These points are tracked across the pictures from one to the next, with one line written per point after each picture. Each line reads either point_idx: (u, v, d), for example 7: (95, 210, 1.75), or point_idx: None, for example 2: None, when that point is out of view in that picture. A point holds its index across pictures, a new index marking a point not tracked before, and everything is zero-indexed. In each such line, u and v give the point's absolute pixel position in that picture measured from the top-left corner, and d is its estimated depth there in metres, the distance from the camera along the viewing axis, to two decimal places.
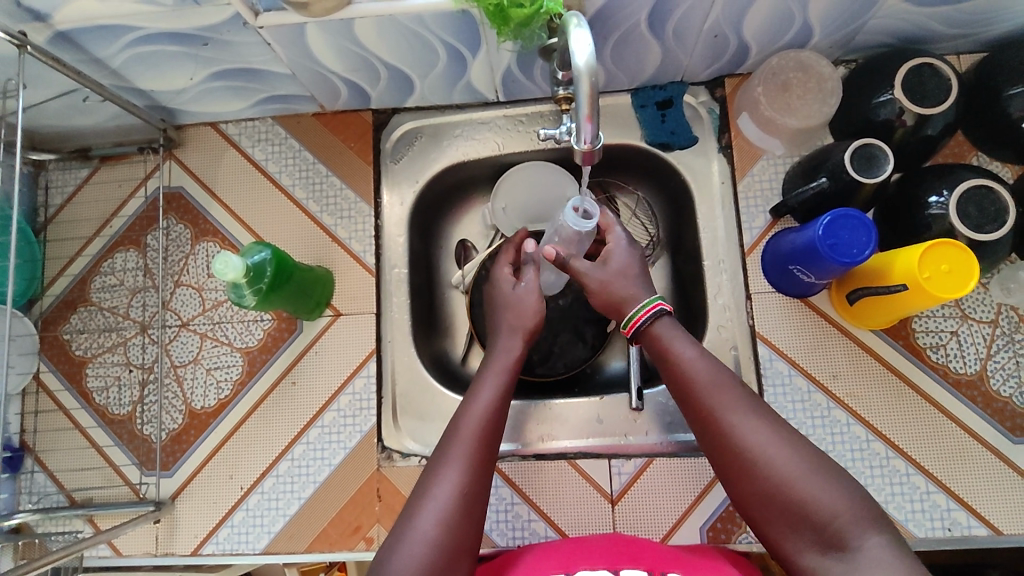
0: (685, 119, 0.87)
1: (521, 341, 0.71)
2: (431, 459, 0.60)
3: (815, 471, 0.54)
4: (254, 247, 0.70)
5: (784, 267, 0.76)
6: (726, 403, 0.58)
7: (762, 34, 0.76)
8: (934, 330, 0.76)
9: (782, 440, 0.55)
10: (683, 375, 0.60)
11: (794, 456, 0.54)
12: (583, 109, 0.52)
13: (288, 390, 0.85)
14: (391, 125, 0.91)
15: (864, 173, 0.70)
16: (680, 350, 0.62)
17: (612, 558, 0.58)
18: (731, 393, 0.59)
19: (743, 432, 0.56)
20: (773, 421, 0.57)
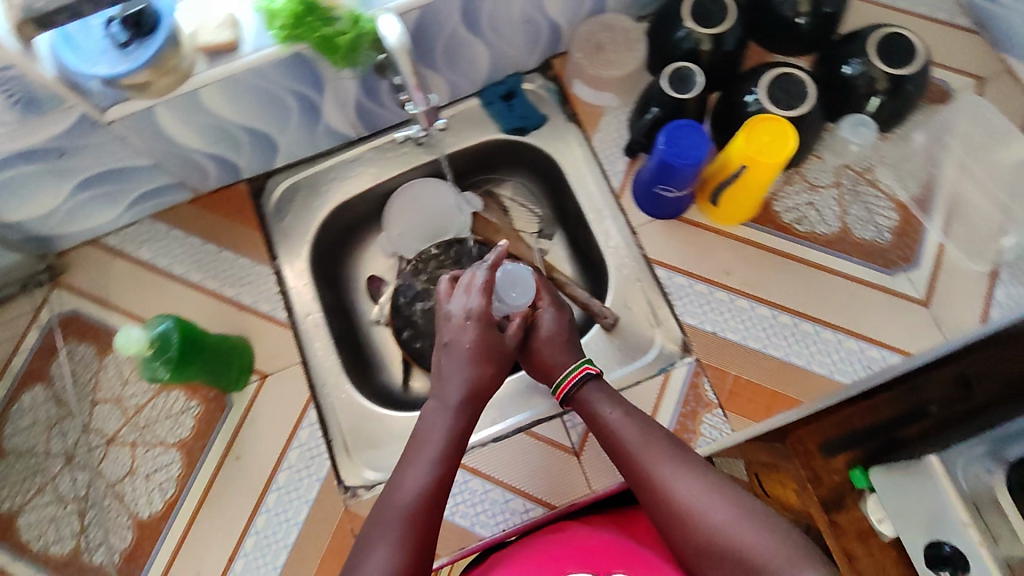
0: (530, 103, 0.95)
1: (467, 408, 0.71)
2: (369, 528, 0.61)
3: (740, 519, 0.58)
4: (158, 319, 0.71)
5: (650, 190, 0.83)
6: (660, 456, 0.64)
7: (565, 10, 0.86)
8: (793, 206, 0.85)
9: (708, 491, 0.61)
10: (621, 445, 0.67)
11: (719, 505, 0.59)
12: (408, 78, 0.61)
13: (234, 466, 0.83)
14: (268, 188, 0.94)
15: (680, 91, 0.80)
16: (613, 417, 0.69)
17: (561, 564, 0.61)
18: (658, 456, 0.65)
19: (676, 485, 0.62)
20: (702, 471, 0.63)
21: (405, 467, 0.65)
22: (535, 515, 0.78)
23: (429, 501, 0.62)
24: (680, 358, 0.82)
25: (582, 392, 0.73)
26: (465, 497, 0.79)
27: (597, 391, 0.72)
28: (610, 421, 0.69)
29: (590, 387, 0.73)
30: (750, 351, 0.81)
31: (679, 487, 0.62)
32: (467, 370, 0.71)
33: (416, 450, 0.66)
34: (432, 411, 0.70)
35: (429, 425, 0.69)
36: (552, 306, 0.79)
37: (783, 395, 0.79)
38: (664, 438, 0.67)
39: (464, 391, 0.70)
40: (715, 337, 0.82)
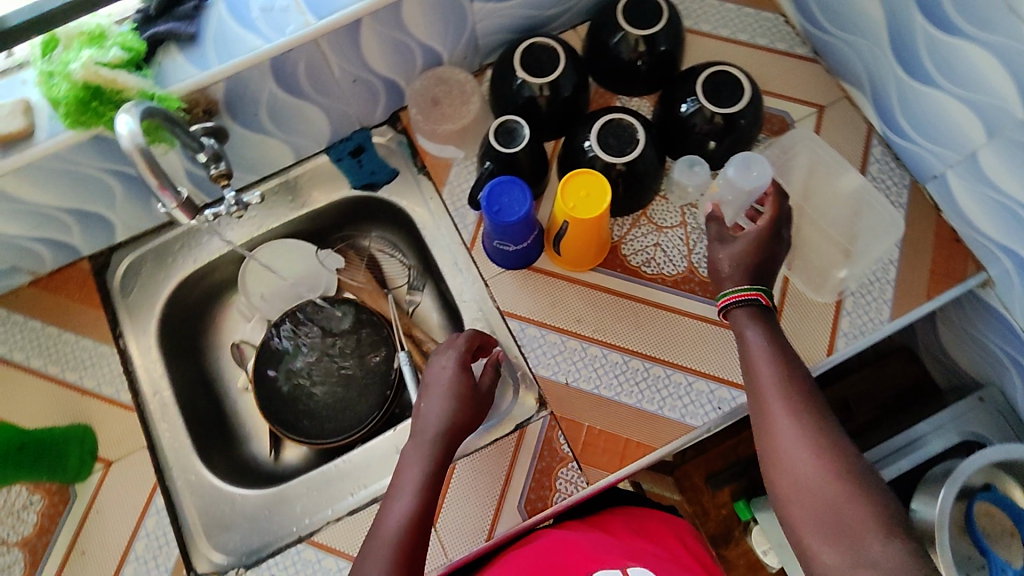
0: (380, 158, 0.94)
1: (449, 437, 0.70)
2: (362, 555, 0.63)
3: (826, 484, 0.57)
4: None
5: (492, 245, 0.82)
6: (781, 398, 0.61)
7: (395, 66, 0.85)
8: (639, 248, 0.84)
9: (812, 445, 0.58)
10: (760, 377, 0.63)
11: (822, 463, 0.57)
12: (150, 180, 0.59)
13: (77, 563, 0.79)
14: (112, 264, 0.91)
15: (507, 145, 0.79)
16: (759, 345, 0.64)
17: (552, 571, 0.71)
18: (786, 399, 0.61)
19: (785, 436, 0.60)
20: (804, 427, 0.60)
21: (391, 499, 0.66)
22: None
23: (413, 530, 0.64)
24: (535, 412, 0.80)
25: (732, 315, 0.68)
26: None
27: (750, 315, 0.67)
28: (755, 349, 0.64)
29: (740, 313, 0.67)
30: (602, 400, 0.79)
31: (789, 436, 0.59)
32: (442, 407, 0.71)
33: (401, 482, 0.67)
34: (414, 442, 0.70)
35: (412, 457, 0.69)
36: (762, 228, 0.70)
37: (636, 443, 0.77)
38: (788, 376, 0.63)
39: (441, 425, 0.70)
40: (568, 388, 0.80)
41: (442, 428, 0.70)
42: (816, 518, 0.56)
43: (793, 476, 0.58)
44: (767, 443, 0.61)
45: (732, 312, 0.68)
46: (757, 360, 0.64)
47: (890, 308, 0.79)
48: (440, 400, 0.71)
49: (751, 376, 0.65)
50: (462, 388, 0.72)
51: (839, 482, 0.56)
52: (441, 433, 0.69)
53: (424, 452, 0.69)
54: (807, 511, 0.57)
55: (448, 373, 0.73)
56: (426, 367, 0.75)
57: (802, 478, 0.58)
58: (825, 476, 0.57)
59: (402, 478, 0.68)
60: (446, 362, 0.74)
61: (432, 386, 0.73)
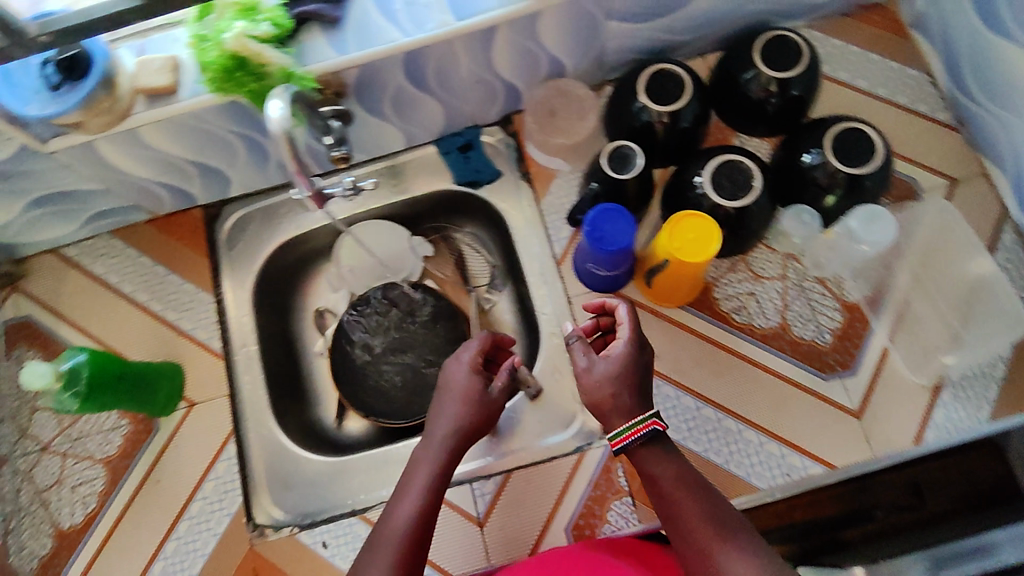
0: (486, 156, 0.95)
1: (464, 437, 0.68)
2: (358, 565, 0.61)
3: None
4: (70, 352, 0.76)
5: (584, 266, 0.82)
6: (727, 539, 0.52)
7: (519, 71, 0.85)
8: (732, 294, 0.82)
9: (758, 568, 0.50)
10: (687, 520, 0.54)
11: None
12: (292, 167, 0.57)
13: (151, 490, 0.85)
14: (222, 216, 0.96)
15: (617, 170, 0.77)
16: (674, 485, 0.57)
17: None
18: (716, 527, 0.53)
19: None
20: (766, 564, 0.51)
21: (395, 504, 0.64)
22: None
23: (418, 533, 0.61)
24: (598, 438, 0.81)
25: (642, 450, 0.59)
26: None
27: (656, 449, 0.59)
28: (673, 490, 0.56)
29: (651, 447, 0.59)
30: None
31: (732, 563, 0.51)
32: (454, 410, 0.69)
33: (407, 487, 0.65)
34: (421, 447, 0.68)
35: (421, 461, 0.67)
36: (629, 340, 0.63)
37: None
38: (728, 517, 0.54)
39: (458, 425, 0.68)
40: None
41: (455, 430, 0.68)
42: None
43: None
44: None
45: (632, 451, 0.60)
46: (672, 490, 0.56)
47: (990, 407, 0.76)
48: (454, 403, 0.69)
49: (668, 513, 0.56)
50: (476, 389, 0.70)
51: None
52: (451, 436, 0.68)
53: (434, 456, 0.66)
54: None
55: (465, 375, 0.71)
56: (441, 372, 0.73)
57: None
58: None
59: (410, 483, 0.65)
60: (462, 360, 0.73)
61: (445, 389, 0.71)
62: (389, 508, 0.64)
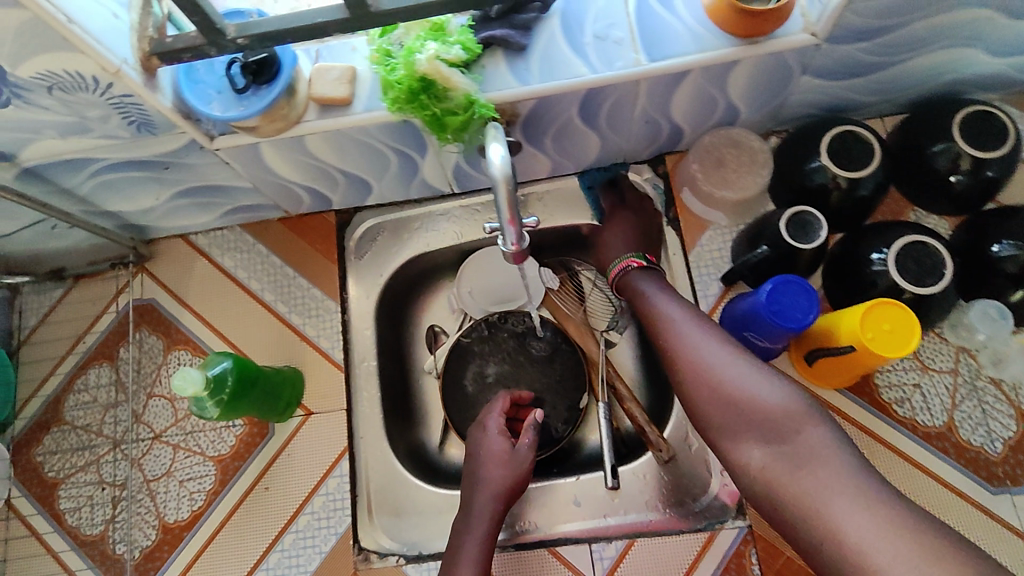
0: (632, 196, 0.91)
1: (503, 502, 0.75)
2: None
3: (740, 368, 0.64)
4: (216, 358, 0.71)
5: (739, 333, 0.76)
6: (684, 326, 0.69)
7: (692, 116, 0.80)
8: (897, 384, 0.77)
9: (726, 351, 0.65)
10: (657, 306, 0.73)
11: (732, 361, 0.64)
12: (505, 212, 0.51)
13: (260, 496, 0.84)
14: (354, 223, 0.95)
15: (800, 240, 0.73)
16: (652, 293, 0.74)
17: None
18: (687, 322, 0.69)
19: (695, 344, 0.67)
20: (721, 338, 0.67)
21: (452, 564, 0.71)
22: None
23: None
24: (729, 519, 0.79)
25: (628, 279, 0.78)
26: None
27: (642, 278, 0.77)
28: (651, 298, 0.74)
29: (635, 275, 0.77)
30: None
31: (704, 350, 0.66)
32: (489, 474, 0.76)
33: (458, 550, 0.72)
34: (467, 509, 0.75)
35: (467, 522, 0.74)
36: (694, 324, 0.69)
37: None
38: (694, 314, 0.71)
39: (496, 491, 0.75)
40: None
41: (493, 496, 0.75)
42: (743, 407, 0.61)
43: (709, 380, 0.64)
44: (698, 401, 0.65)
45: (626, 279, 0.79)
46: (659, 306, 0.73)
47: None
48: (489, 469, 0.76)
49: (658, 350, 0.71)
50: (506, 453, 0.77)
51: (751, 370, 0.63)
52: (490, 499, 0.75)
53: (478, 518, 0.73)
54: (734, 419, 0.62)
55: (497, 442, 0.78)
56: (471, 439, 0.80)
57: (719, 376, 0.64)
58: (741, 370, 0.63)
59: (459, 546, 0.73)
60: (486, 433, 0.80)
61: (479, 455, 0.78)
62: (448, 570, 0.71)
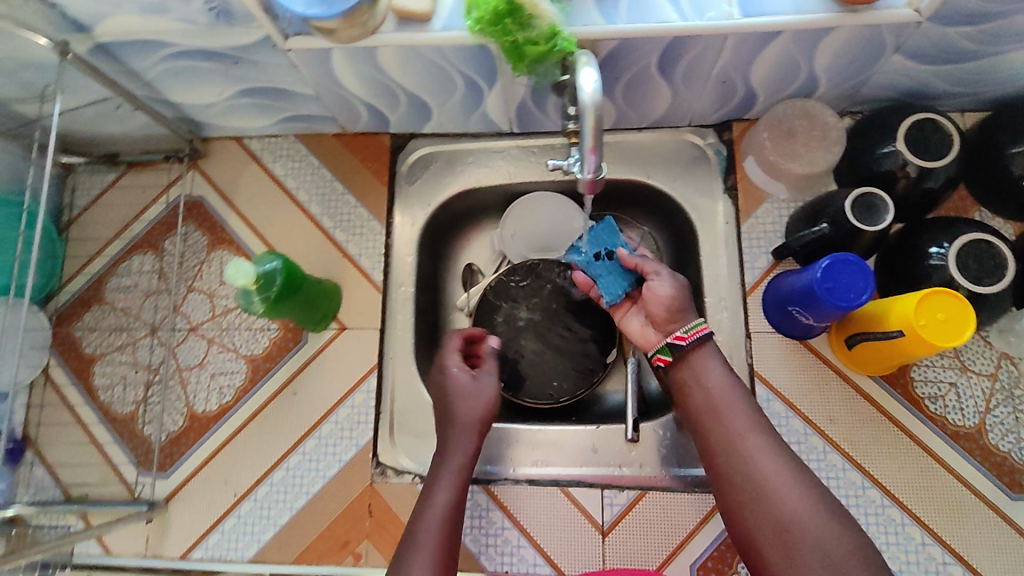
0: (693, 158, 0.90)
1: (475, 436, 0.74)
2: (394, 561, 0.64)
3: (784, 471, 0.62)
4: (266, 257, 0.72)
5: (784, 308, 0.77)
6: (734, 414, 0.67)
7: (770, 82, 0.78)
8: (933, 380, 0.78)
9: (793, 473, 0.62)
10: (706, 385, 0.69)
11: (799, 483, 0.61)
12: (587, 141, 0.52)
13: (287, 400, 0.86)
14: (408, 149, 0.95)
15: (865, 221, 0.72)
16: (710, 369, 0.70)
17: None
18: (751, 430, 0.65)
19: (744, 436, 0.65)
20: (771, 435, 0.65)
21: (429, 497, 0.69)
22: (540, 571, 0.78)
23: (448, 521, 0.66)
24: None
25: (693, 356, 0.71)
26: (482, 523, 0.80)
27: (710, 353, 0.71)
28: (705, 371, 0.70)
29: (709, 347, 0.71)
30: None
31: (768, 463, 0.63)
32: (462, 410, 0.75)
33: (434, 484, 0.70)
34: (442, 443, 0.74)
35: (445, 456, 0.72)
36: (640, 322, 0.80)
37: None
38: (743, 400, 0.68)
39: (468, 422, 0.74)
40: None
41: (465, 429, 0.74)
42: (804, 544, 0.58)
43: (769, 503, 0.60)
44: (725, 481, 0.64)
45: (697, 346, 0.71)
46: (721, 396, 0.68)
47: None
48: (459, 405, 0.75)
49: (702, 439, 0.68)
50: (478, 388, 0.77)
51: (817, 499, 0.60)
52: (465, 433, 0.74)
53: (453, 451, 0.72)
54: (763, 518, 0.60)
55: (459, 376, 0.77)
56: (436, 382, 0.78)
57: (784, 502, 0.60)
58: (806, 500, 0.60)
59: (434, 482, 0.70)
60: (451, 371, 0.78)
61: (448, 397, 0.77)
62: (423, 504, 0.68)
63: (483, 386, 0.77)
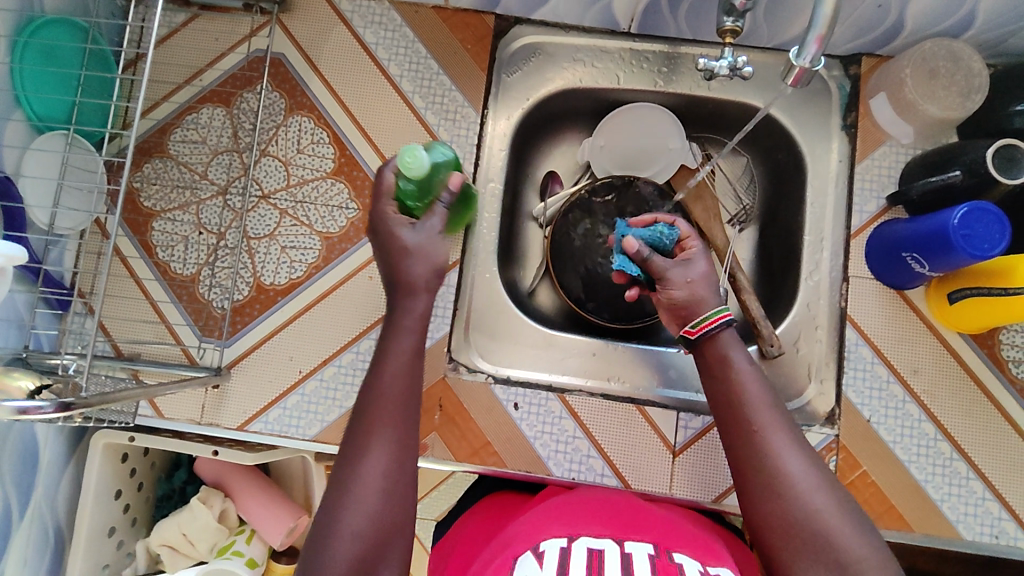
0: (814, 91, 0.85)
1: (416, 327, 0.59)
2: (325, 506, 0.53)
3: (809, 478, 0.55)
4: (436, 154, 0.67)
5: (894, 254, 0.75)
6: (771, 422, 0.58)
7: (927, 14, 0.74)
8: (1020, 345, 0.79)
9: (818, 476, 0.55)
10: (742, 395, 0.60)
11: (824, 490, 0.54)
12: (818, 30, 0.54)
13: (363, 283, 0.82)
14: (511, 35, 0.87)
15: (1003, 173, 0.69)
16: (744, 366, 0.61)
17: (615, 529, 0.60)
18: (772, 421, 0.58)
19: (781, 455, 0.56)
20: (806, 448, 0.57)
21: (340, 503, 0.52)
22: (606, 482, 0.78)
23: (404, 407, 0.56)
24: (820, 423, 0.79)
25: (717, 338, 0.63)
26: (552, 430, 0.79)
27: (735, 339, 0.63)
28: (740, 370, 0.61)
29: (727, 334, 0.63)
30: (892, 456, 0.77)
31: (792, 460, 0.55)
32: (391, 366, 0.57)
33: (349, 480, 0.53)
34: (359, 425, 0.55)
35: (361, 450, 0.54)
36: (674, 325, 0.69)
37: (899, 513, 0.76)
38: (774, 405, 0.59)
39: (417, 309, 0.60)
40: (867, 425, 0.78)
41: (413, 327, 0.59)
42: (813, 547, 0.52)
43: (786, 503, 0.54)
44: (753, 501, 0.55)
45: (709, 340, 0.63)
46: (743, 386, 0.60)
47: None
48: (396, 335, 0.59)
49: (724, 429, 0.60)
50: (404, 349, 0.58)
51: (841, 505, 0.54)
52: (389, 421, 0.55)
53: (378, 447, 0.54)
54: (794, 545, 0.53)
55: (424, 238, 0.61)
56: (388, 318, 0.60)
57: (800, 505, 0.53)
58: (827, 503, 0.54)
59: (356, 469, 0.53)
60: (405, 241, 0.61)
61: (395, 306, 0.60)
62: (336, 507, 0.52)
63: (434, 252, 0.61)
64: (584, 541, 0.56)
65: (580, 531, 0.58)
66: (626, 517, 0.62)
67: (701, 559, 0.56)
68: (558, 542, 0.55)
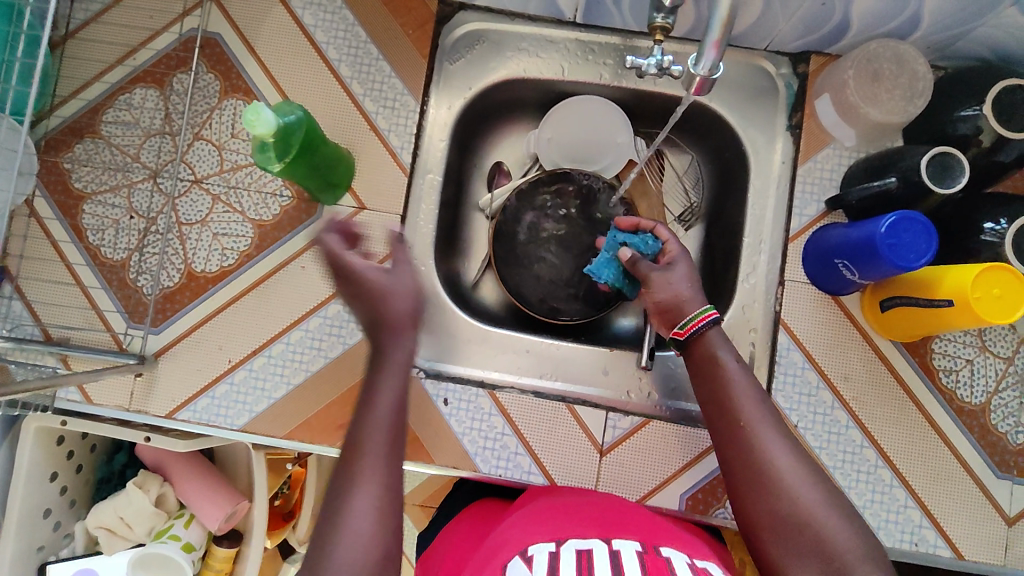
0: (761, 90, 0.84)
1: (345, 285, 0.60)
2: None
3: (798, 472, 0.55)
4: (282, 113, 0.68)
5: (828, 260, 0.74)
6: (758, 416, 0.58)
7: (871, 14, 0.72)
8: (951, 354, 0.78)
9: (806, 470, 0.55)
10: (730, 391, 0.60)
11: (811, 482, 0.54)
12: (713, 35, 0.53)
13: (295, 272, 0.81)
14: (455, 21, 0.86)
15: (936, 182, 0.68)
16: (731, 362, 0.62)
17: (603, 530, 0.59)
18: (760, 415, 0.58)
19: (768, 449, 0.56)
20: (796, 442, 0.57)
21: None
22: (532, 480, 0.78)
23: None
24: None
25: (705, 337, 0.64)
26: (482, 427, 0.79)
27: (722, 337, 0.64)
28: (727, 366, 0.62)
29: (714, 332, 0.64)
30: (818, 462, 0.77)
31: (779, 455, 0.56)
32: None
33: None
34: None
35: None
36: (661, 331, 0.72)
37: None
38: (764, 401, 0.60)
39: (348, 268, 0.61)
40: (795, 430, 0.78)
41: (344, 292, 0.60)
42: (803, 543, 0.52)
43: (776, 499, 0.54)
44: (744, 498, 0.56)
45: (697, 339, 0.65)
46: (731, 382, 0.61)
47: None
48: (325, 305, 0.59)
49: (713, 426, 0.61)
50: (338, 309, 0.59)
51: (830, 499, 0.54)
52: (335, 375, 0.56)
53: None
54: (785, 541, 0.53)
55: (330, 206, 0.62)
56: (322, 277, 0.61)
57: (790, 501, 0.53)
58: (817, 496, 0.54)
59: None
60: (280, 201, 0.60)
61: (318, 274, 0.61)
62: None
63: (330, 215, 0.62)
64: (571, 543, 0.56)
65: (568, 533, 0.59)
66: (614, 517, 0.62)
67: (688, 552, 0.58)
68: (546, 546, 0.56)
